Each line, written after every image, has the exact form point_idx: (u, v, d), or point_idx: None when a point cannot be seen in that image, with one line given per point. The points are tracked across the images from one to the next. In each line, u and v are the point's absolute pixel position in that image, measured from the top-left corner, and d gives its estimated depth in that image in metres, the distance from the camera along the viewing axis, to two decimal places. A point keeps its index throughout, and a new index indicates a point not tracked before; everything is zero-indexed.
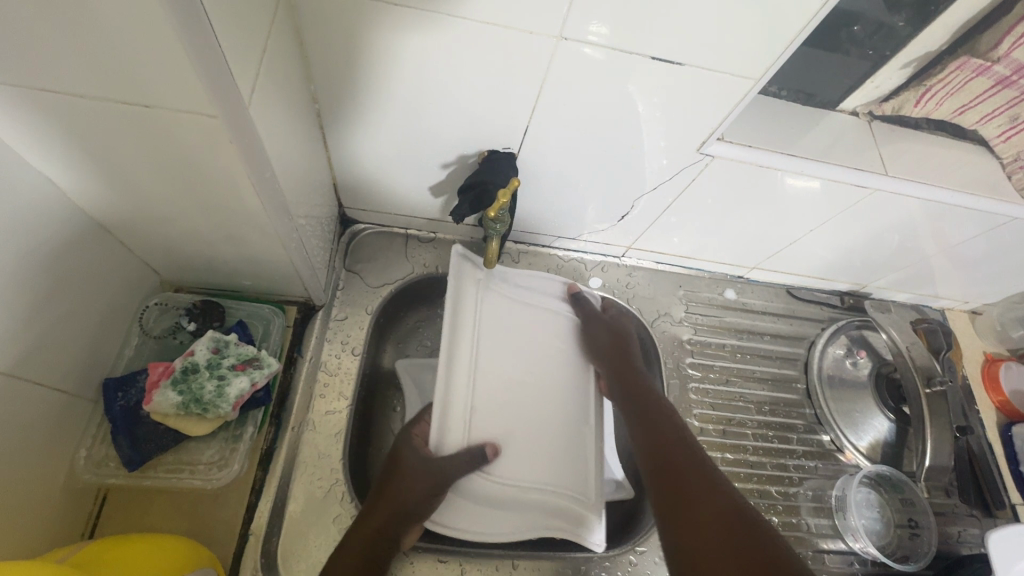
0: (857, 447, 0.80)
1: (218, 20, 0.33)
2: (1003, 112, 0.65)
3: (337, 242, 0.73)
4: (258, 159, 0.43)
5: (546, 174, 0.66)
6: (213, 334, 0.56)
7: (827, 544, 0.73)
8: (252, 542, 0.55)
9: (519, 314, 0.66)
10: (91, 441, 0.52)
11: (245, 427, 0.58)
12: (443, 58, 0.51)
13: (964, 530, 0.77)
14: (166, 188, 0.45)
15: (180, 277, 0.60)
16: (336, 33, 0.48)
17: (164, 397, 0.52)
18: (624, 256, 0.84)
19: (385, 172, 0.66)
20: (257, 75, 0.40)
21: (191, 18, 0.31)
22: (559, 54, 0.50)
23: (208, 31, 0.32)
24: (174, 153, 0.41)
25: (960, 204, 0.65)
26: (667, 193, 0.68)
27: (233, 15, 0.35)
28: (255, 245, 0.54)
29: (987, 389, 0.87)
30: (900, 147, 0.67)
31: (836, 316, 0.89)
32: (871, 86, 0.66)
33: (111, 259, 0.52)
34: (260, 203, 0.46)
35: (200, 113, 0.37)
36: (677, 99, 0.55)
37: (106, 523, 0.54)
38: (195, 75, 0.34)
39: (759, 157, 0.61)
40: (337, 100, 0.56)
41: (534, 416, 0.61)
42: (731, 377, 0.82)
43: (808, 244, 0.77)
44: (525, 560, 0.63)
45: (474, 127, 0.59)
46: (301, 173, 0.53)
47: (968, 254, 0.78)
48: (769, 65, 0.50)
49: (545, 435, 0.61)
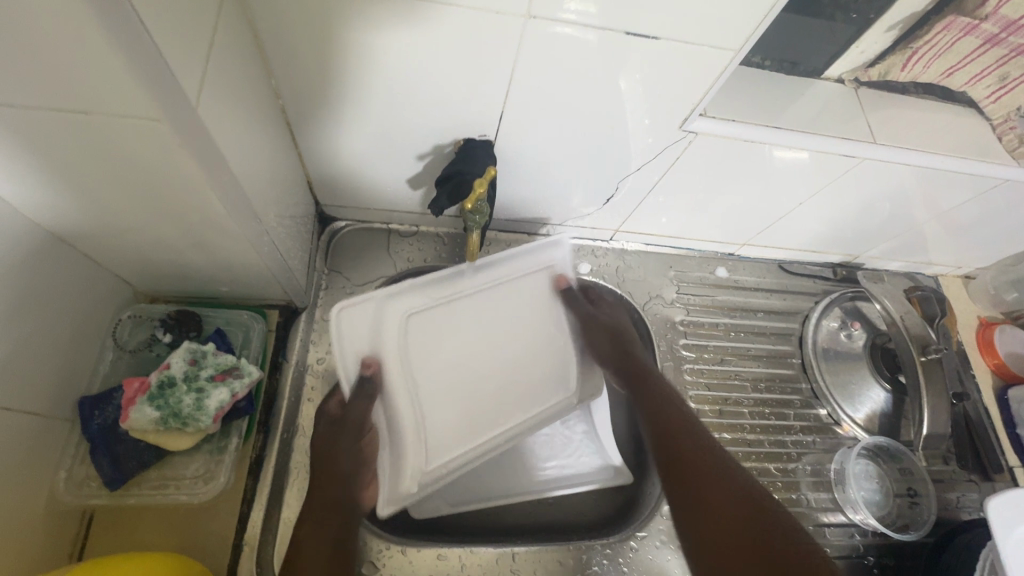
0: (854, 419, 0.80)
1: (148, 14, 0.31)
2: (992, 72, 0.63)
3: (316, 242, 0.71)
4: (213, 163, 0.40)
5: (526, 160, 0.64)
6: (188, 345, 0.54)
7: (827, 517, 0.73)
8: (246, 553, 0.55)
9: (381, 319, 0.62)
10: (70, 462, 0.50)
11: (229, 438, 0.56)
12: (410, 46, 0.48)
13: (963, 496, 0.77)
14: (124, 196, 0.43)
15: (154, 287, 0.59)
16: (297, 27, 0.46)
17: (140, 413, 0.50)
18: (612, 239, 0.83)
19: (360, 166, 0.63)
20: (204, 72, 0.37)
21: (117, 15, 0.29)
22: (528, 34, 0.48)
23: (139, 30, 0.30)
24: (124, 159, 0.38)
25: (950, 168, 0.64)
26: (652, 172, 0.66)
27: (170, 7, 0.33)
28: (227, 251, 0.52)
29: (982, 353, 0.87)
30: (889, 113, 0.65)
31: (830, 289, 0.88)
32: (857, 52, 0.64)
33: (77, 272, 0.50)
34: (223, 208, 0.44)
35: (145, 118, 0.34)
36: (656, 74, 0.52)
37: (94, 542, 0.52)
38: (133, 80, 0.32)
39: (744, 131, 0.59)
40: (302, 95, 0.53)
41: (426, 374, 0.63)
42: (725, 356, 0.81)
43: (798, 217, 0.76)
44: (524, 549, 0.63)
45: (447, 114, 0.57)
46: (266, 173, 0.51)
47: (961, 219, 0.76)
48: (748, 34, 0.48)
49: (462, 382, 0.64)
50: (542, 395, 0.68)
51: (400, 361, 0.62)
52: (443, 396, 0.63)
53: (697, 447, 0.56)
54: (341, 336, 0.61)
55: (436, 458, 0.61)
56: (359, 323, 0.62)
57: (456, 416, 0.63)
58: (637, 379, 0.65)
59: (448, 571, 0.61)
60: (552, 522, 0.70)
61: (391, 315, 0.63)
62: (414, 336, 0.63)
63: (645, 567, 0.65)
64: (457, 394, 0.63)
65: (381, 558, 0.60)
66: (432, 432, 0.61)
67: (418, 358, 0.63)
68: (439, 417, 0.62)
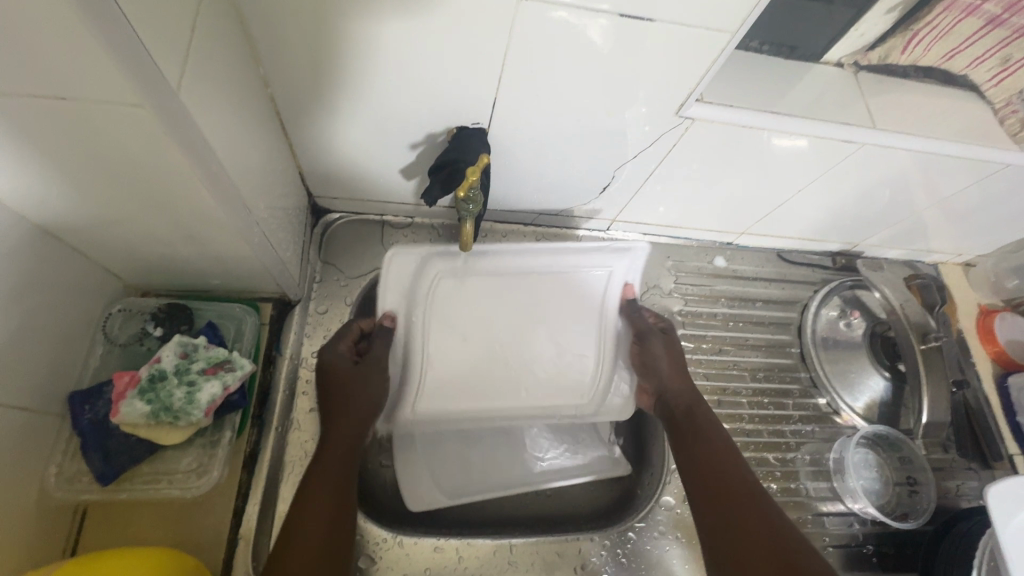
0: (854, 408, 0.79)
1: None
2: (995, 54, 0.63)
3: (310, 234, 0.70)
4: (200, 152, 0.40)
5: (521, 149, 0.63)
6: (179, 338, 0.54)
7: (826, 506, 0.73)
8: (242, 547, 0.54)
9: (429, 268, 0.69)
10: (60, 458, 0.50)
11: (222, 432, 0.56)
12: (401, 31, 0.47)
13: (963, 483, 0.76)
14: (109, 187, 0.42)
15: (144, 280, 0.58)
16: (283, 12, 0.45)
17: (131, 408, 0.50)
18: (610, 230, 0.82)
19: (353, 156, 0.62)
20: (186, 57, 0.36)
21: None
22: (520, 19, 0.47)
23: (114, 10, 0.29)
24: (108, 149, 0.37)
25: (951, 153, 0.63)
26: (650, 160, 0.65)
27: None
28: (217, 243, 0.51)
29: (982, 341, 0.87)
30: (888, 97, 0.64)
31: (829, 278, 0.88)
32: (857, 36, 0.63)
33: (64, 265, 0.49)
34: (212, 199, 0.43)
35: (126, 105, 0.33)
36: (653, 59, 0.51)
37: (88, 537, 0.52)
38: (111, 64, 0.31)
39: (741, 117, 0.58)
40: (291, 84, 0.52)
41: (454, 327, 0.68)
42: (724, 347, 0.81)
43: (797, 205, 0.75)
44: (521, 541, 0.63)
45: (440, 103, 0.56)
46: (255, 163, 0.50)
47: (962, 205, 0.75)
48: (746, 17, 0.47)
49: (485, 344, 0.69)
50: (555, 386, 0.69)
51: (427, 315, 0.68)
52: (464, 350, 0.68)
53: (742, 487, 0.56)
54: (387, 284, 0.67)
55: (421, 404, 0.66)
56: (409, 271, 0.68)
57: (464, 374, 0.67)
58: (680, 412, 0.65)
59: (446, 563, 0.60)
60: (550, 513, 0.70)
61: (430, 274, 0.68)
62: (449, 295, 0.69)
63: (644, 558, 0.64)
64: (471, 357, 0.68)
65: (377, 550, 0.60)
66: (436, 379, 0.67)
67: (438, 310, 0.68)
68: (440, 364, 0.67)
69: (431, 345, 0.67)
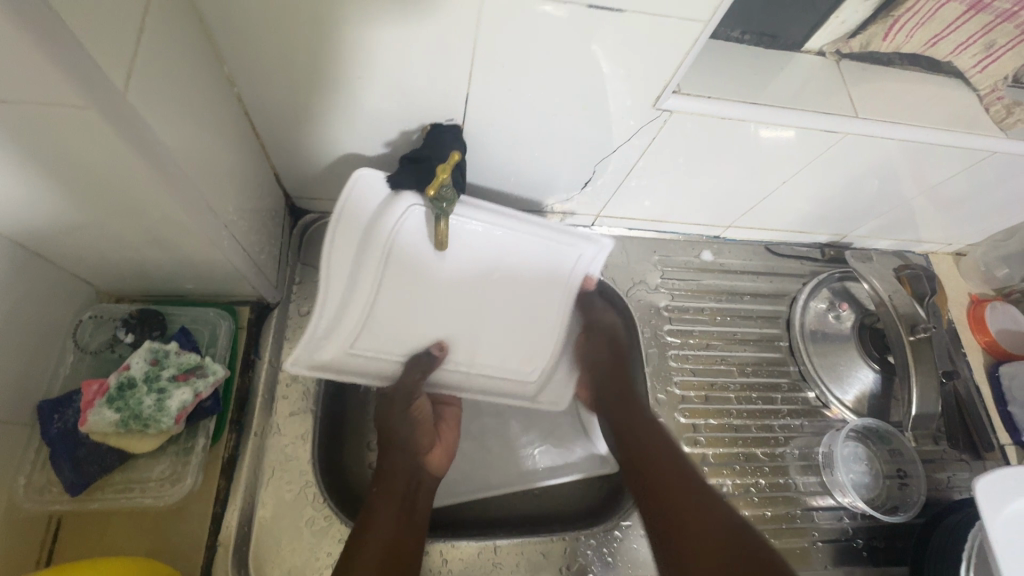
0: (843, 401, 0.79)
1: None
2: (978, 41, 0.60)
3: (288, 235, 0.70)
4: (153, 154, 0.39)
5: (498, 145, 0.62)
6: (149, 345, 0.53)
7: (816, 501, 0.72)
8: (221, 554, 0.54)
9: (370, 236, 0.63)
10: (29, 468, 0.49)
11: (196, 439, 0.55)
12: (366, 28, 0.46)
13: (954, 475, 0.76)
14: (65, 194, 0.41)
15: (115, 285, 0.57)
16: (242, 8, 0.43)
17: (99, 416, 0.49)
18: (595, 225, 0.81)
19: (327, 155, 0.62)
20: (133, 57, 0.35)
21: None
22: (486, 12, 0.45)
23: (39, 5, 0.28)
24: (56, 154, 0.36)
25: (937, 141, 0.61)
26: (630, 154, 0.64)
27: None
28: (184, 247, 0.50)
29: (973, 331, 0.86)
30: (871, 85, 0.63)
31: (818, 270, 0.87)
32: (838, 23, 0.62)
33: (32, 274, 0.48)
34: (171, 201, 0.42)
35: (68, 109, 0.32)
36: (626, 50, 0.50)
37: (63, 547, 0.51)
38: (46, 67, 0.30)
39: (719, 108, 0.57)
40: (257, 83, 0.51)
41: (396, 290, 0.67)
42: (711, 342, 0.80)
43: (783, 197, 0.74)
44: (506, 542, 0.62)
45: (412, 100, 0.55)
46: (220, 165, 0.49)
47: (950, 194, 0.74)
48: (717, 5, 0.46)
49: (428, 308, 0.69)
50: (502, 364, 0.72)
51: (367, 275, 0.65)
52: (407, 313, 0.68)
53: (679, 480, 0.56)
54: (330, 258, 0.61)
55: (360, 340, 0.65)
56: (349, 239, 0.62)
57: (404, 330, 0.68)
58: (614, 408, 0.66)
59: (430, 566, 0.60)
60: (537, 513, 0.69)
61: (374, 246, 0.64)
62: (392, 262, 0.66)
63: (631, 557, 0.64)
64: (413, 317, 0.68)
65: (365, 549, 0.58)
66: (376, 337, 0.66)
67: (393, 265, 0.66)
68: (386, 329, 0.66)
69: (375, 303, 0.66)
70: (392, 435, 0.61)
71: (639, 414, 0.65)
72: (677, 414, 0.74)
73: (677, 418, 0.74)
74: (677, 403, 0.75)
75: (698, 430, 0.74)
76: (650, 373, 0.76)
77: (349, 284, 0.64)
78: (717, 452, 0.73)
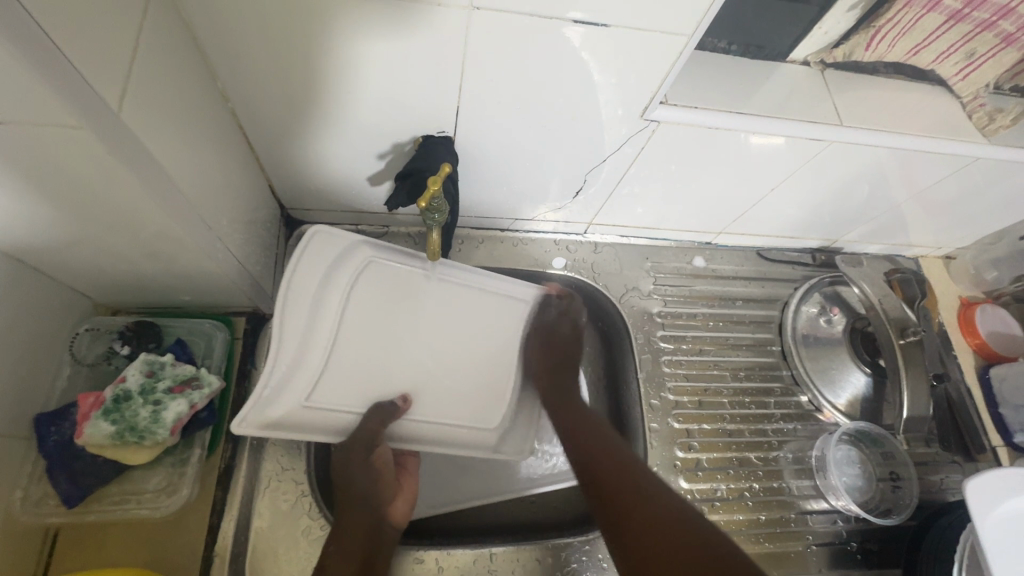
0: (836, 405, 0.79)
1: (48, 16, 0.30)
2: (958, 49, 0.63)
3: (283, 246, 0.70)
4: (146, 169, 0.39)
5: (489, 156, 0.63)
6: (145, 357, 0.53)
7: (811, 504, 0.72)
8: (218, 564, 0.54)
9: (345, 260, 0.63)
10: (27, 481, 0.49)
11: (192, 450, 0.56)
12: (357, 45, 0.47)
13: (947, 477, 0.76)
14: (58, 210, 0.41)
15: (112, 298, 0.57)
16: (234, 26, 0.44)
17: (96, 429, 0.50)
18: (587, 233, 0.82)
19: (320, 167, 0.62)
20: (128, 77, 0.36)
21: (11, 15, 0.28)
22: (474, 28, 0.46)
23: (37, 30, 0.29)
24: (51, 171, 0.37)
25: (921, 148, 0.63)
26: (621, 162, 0.65)
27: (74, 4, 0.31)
28: (179, 259, 0.51)
29: (964, 333, 0.87)
30: (855, 94, 0.64)
31: (810, 275, 0.88)
32: (820, 34, 0.63)
33: (28, 287, 0.48)
34: (164, 215, 0.43)
35: (63, 127, 0.33)
36: (617, 61, 0.51)
37: (60, 560, 0.52)
38: (42, 91, 0.30)
39: (707, 118, 0.58)
40: (251, 99, 0.52)
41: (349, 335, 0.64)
42: (704, 347, 0.81)
43: (773, 203, 0.75)
44: (502, 549, 0.62)
45: (403, 113, 0.56)
46: (215, 181, 0.50)
47: (938, 198, 0.75)
48: (702, 16, 0.46)
49: (379, 349, 0.66)
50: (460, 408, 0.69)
51: (323, 320, 0.62)
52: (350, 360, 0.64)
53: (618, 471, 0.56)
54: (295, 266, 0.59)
55: (322, 394, 0.62)
56: (323, 262, 0.61)
57: (358, 379, 0.64)
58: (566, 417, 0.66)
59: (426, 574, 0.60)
60: (535, 520, 0.70)
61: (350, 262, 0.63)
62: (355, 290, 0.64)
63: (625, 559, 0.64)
64: (367, 358, 0.65)
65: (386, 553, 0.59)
66: (333, 391, 0.63)
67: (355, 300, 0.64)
68: (343, 373, 0.64)
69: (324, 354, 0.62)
70: (351, 487, 0.59)
71: (578, 414, 0.65)
72: (671, 420, 0.75)
73: (671, 423, 0.74)
74: (671, 409, 0.75)
75: (692, 435, 0.74)
76: (643, 379, 0.77)
77: (299, 339, 0.60)
78: (711, 457, 0.73)
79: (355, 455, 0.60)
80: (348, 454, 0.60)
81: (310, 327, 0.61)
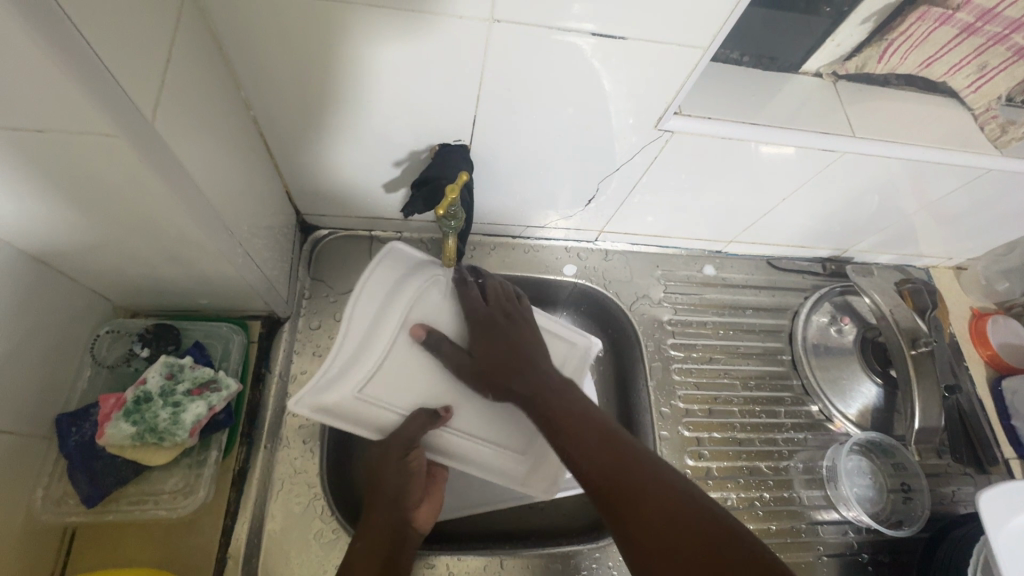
0: (846, 415, 0.79)
1: (90, 30, 0.31)
2: (971, 61, 0.63)
3: (298, 251, 0.71)
4: (174, 176, 0.40)
5: (503, 164, 0.64)
6: (165, 359, 0.55)
7: (821, 515, 0.72)
8: (231, 566, 0.55)
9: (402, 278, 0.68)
10: (48, 481, 0.50)
11: (208, 452, 0.56)
12: (378, 55, 0.48)
13: (959, 489, 0.76)
14: (85, 214, 0.42)
15: (132, 300, 0.58)
16: (258, 36, 0.45)
17: (117, 429, 0.50)
18: (598, 241, 0.83)
19: (336, 174, 0.63)
20: (161, 86, 0.37)
21: (57, 28, 0.29)
22: (493, 39, 0.47)
23: (80, 43, 0.30)
24: (84, 177, 0.38)
25: (934, 159, 0.63)
26: (633, 171, 0.66)
27: (113, 16, 0.32)
28: (199, 263, 0.52)
29: (975, 344, 0.86)
30: (868, 106, 0.64)
31: (820, 284, 0.88)
32: (833, 46, 0.64)
33: (53, 289, 0.49)
34: (190, 220, 0.44)
35: (99, 135, 0.34)
36: (632, 71, 0.51)
37: (77, 559, 0.53)
38: (82, 100, 0.31)
39: (720, 128, 0.58)
40: (272, 107, 0.53)
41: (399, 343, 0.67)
42: (714, 355, 0.81)
43: (784, 213, 0.76)
44: (512, 556, 0.62)
45: (420, 122, 0.56)
46: (236, 186, 0.51)
47: (950, 209, 0.76)
48: (718, 29, 0.47)
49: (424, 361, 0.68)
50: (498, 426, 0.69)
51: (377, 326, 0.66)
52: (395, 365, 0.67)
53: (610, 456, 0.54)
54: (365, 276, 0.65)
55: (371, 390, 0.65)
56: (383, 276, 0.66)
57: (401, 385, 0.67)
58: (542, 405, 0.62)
59: None
60: (545, 527, 0.70)
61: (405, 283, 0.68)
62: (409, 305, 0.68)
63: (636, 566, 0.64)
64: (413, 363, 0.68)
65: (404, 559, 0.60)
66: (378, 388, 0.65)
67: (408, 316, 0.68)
68: (391, 376, 0.67)
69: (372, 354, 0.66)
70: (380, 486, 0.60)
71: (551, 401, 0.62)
72: (681, 428, 0.75)
73: (681, 431, 0.75)
74: (681, 417, 0.76)
75: (702, 443, 0.74)
76: (653, 386, 0.77)
77: (354, 335, 0.64)
78: (722, 466, 0.73)
79: (392, 458, 0.61)
80: (385, 455, 0.61)
81: (368, 332, 0.66)
